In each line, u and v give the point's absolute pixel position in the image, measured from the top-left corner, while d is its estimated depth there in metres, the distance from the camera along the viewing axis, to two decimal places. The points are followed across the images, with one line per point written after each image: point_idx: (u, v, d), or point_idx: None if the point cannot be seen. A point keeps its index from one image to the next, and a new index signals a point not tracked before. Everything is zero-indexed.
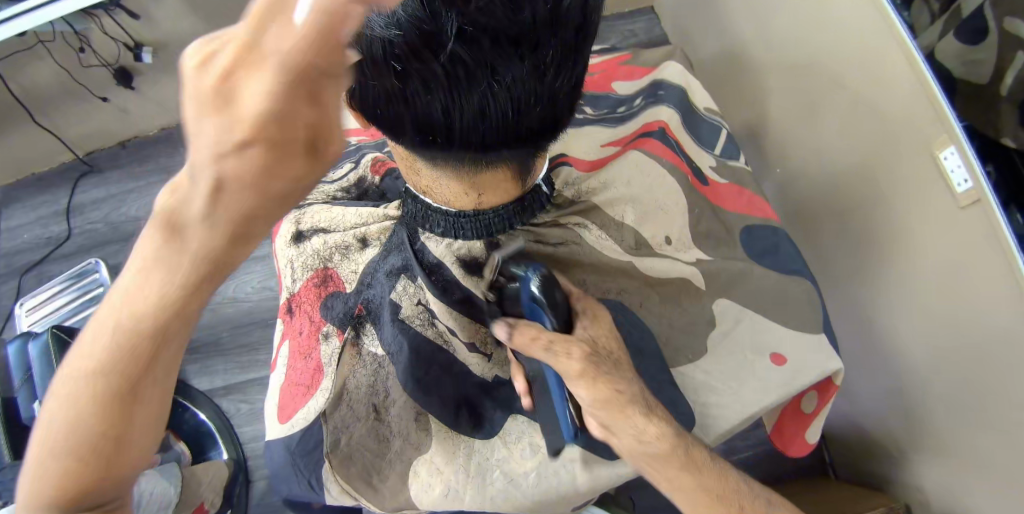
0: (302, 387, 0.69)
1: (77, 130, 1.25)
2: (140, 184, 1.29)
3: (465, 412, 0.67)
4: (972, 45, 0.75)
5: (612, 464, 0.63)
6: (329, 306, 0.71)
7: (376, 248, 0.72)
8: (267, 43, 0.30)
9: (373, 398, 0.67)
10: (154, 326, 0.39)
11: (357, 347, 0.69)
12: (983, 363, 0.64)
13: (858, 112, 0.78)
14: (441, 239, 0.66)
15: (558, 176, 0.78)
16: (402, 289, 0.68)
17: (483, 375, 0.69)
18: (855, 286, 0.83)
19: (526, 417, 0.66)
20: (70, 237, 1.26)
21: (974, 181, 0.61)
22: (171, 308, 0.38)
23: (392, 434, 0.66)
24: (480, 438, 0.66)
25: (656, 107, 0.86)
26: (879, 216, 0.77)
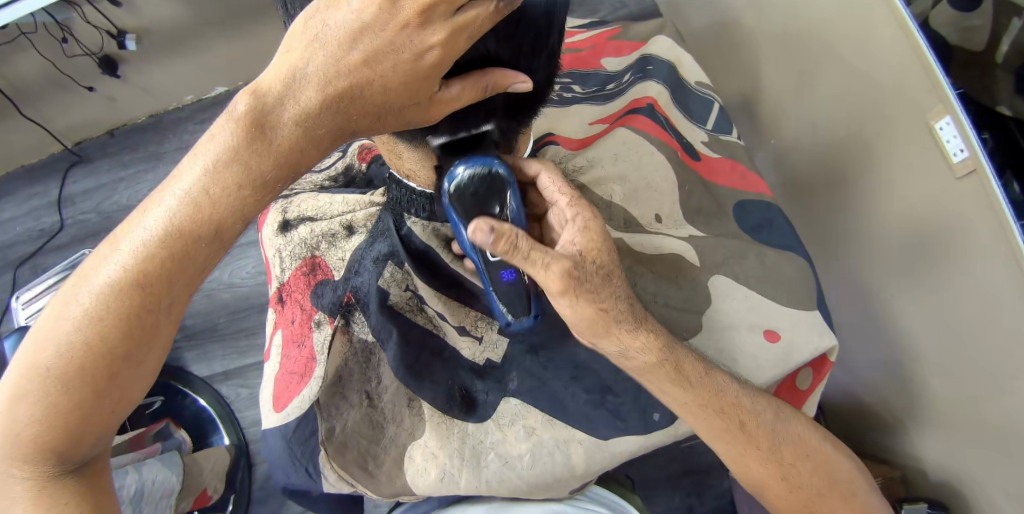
0: (295, 376, 0.67)
1: (64, 120, 1.24)
2: (129, 172, 1.27)
3: (457, 397, 0.67)
4: (965, 12, 0.75)
5: (606, 443, 0.63)
6: (318, 294, 0.70)
7: (362, 234, 0.72)
8: (399, 34, 0.41)
9: (366, 385, 0.68)
10: (152, 277, 0.46)
11: (348, 333, 0.68)
12: (978, 334, 0.64)
13: (852, 82, 0.77)
14: (427, 224, 0.69)
15: (546, 155, 0.82)
16: (390, 275, 0.68)
17: (474, 359, 0.69)
18: (848, 259, 0.84)
19: (520, 400, 0.66)
20: (62, 229, 1.25)
21: (970, 150, 0.60)
22: (169, 262, 0.46)
23: (385, 419, 0.66)
24: (474, 423, 0.66)
25: (644, 83, 0.84)
26: (871, 189, 0.77)
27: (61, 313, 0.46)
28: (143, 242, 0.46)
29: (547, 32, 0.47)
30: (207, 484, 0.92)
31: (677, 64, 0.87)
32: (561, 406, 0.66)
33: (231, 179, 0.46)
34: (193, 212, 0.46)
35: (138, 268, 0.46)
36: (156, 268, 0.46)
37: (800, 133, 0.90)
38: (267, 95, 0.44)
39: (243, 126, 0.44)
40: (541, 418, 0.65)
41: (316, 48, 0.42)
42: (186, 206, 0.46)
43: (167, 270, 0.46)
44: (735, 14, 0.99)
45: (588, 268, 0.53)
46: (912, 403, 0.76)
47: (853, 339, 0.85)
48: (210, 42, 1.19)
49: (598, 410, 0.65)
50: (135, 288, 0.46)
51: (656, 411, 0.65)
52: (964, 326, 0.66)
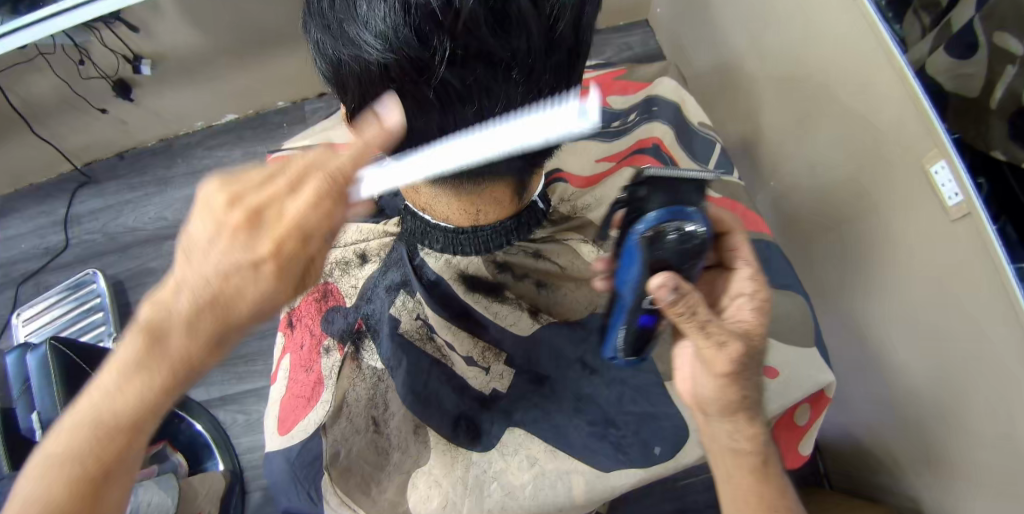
0: (301, 399, 0.70)
1: (76, 140, 1.26)
2: (136, 195, 1.30)
3: (462, 426, 0.67)
4: (962, 59, 0.77)
5: (607, 475, 0.64)
6: (329, 320, 0.73)
7: (374, 264, 0.74)
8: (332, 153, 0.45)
9: (372, 410, 0.68)
10: (192, 355, 0.43)
11: (357, 361, 0.70)
12: (979, 376, 0.64)
13: (852, 124, 0.79)
14: (440, 256, 0.69)
15: (555, 192, 0.83)
16: (401, 303, 0.70)
17: (482, 389, 0.68)
18: (852, 297, 0.84)
19: (525, 430, 0.66)
20: (66, 248, 1.27)
21: (963, 194, 0.62)
22: (207, 341, 0.44)
23: (390, 447, 0.67)
24: (478, 451, 0.66)
25: (650, 124, 0.88)
26: (871, 231, 0.78)
27: (94, 386, 0.43)
28: (176, 305, 0.43)
29: (569, 72, 0.47)
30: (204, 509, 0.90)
31: (682, 104, 0.90)
32: (564, 436, 0.66)
33: (229, 260, 0.44)
34: (222, 280, 0.43)
35: (183, 343, 0.43)
36: (195, 346, 0.43)
37: (807, 173, 0.92)
38: (207, 212, 0.45)
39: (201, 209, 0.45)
40: (545, 448, 0.65)
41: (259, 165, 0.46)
42: (215, 275, 0.43)
43: (208, 348, 0.44)
44: (743, 59, 1.04)
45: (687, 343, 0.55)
46: (914, 444, 0.76)
47: (858, 376, 0.86)
48: (224, 69, 1.22)
49: (601, 442, 0.65)
50: (178, 364, 0.43)
51: (657, 444, 0.65)
52: (961, 364, 0.67)
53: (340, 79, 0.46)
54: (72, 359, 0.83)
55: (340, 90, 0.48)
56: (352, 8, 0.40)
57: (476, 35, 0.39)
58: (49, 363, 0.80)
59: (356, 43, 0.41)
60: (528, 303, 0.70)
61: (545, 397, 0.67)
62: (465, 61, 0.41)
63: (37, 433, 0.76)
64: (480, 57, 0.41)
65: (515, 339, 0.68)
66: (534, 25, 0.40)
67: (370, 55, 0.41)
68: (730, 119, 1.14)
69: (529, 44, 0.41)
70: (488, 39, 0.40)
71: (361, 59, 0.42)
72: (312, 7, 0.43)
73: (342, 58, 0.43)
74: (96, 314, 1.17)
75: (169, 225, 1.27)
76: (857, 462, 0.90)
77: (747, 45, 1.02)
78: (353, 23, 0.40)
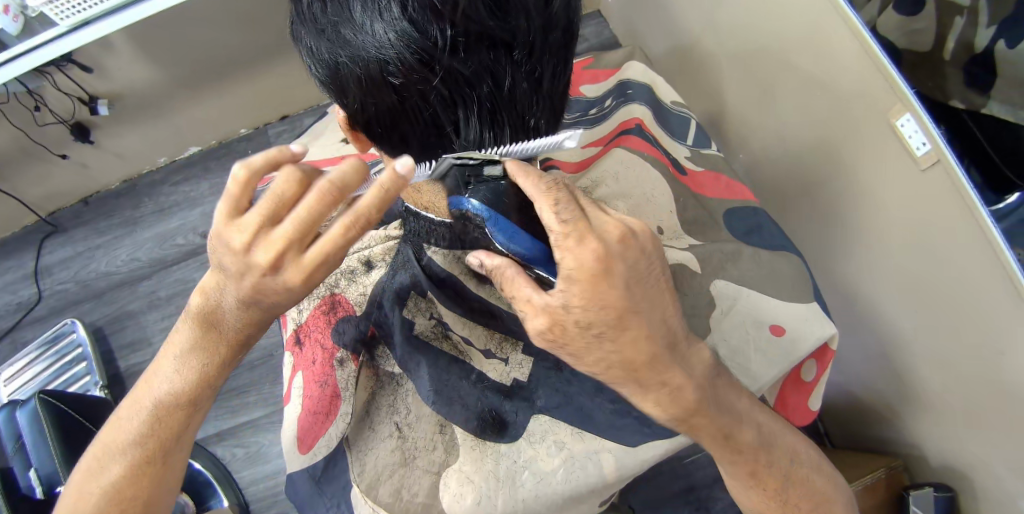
0: (319, 414, 0.70)
1: (37, 190, 1.22)
2: (106, 238, 1.27)
3: (488, 420, 0.66)
4: (912, 15, 0.82)
5: (636, 450, 0.63)
6: (339, 331, 0.72)
7: (381, 269, 0.74)
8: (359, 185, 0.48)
9: (393, 416, 0.69)
10: (202, 384, 0.54)
11: (374, 368, 0.71)
12: (964, 316, 0.67)
13: (814, 89, 0.81)
14: (447, 253, 0.66)
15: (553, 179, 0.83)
16: (414, 306, 0.69)
17: (502, 380, 0.67)
18: (836, 256, 0.87)
19: (550, 416, 0.66)
20: (40, 301, 1.23)
21: (930, 142, 0.64)
22: (210, 373, 0.54)
23: (417, 451, 0.66)
24: (507, 442, 0.65)
25: (627, 107, 0.88)
26: (846, 190, 0.81)
27: (135, 401, 0.55)
28: (178, 337, 0.53)
29: (564, 55, 0.47)
30: None
31: (653, 86, 0.91)
32: (587, 417, 0.65)
33: (254, 287, 0.47)
34: (211, 317, 0.51)
35: (186, 377, 0.54)
36: (204, 377, 0.54)
37: (778, 139, 0.94)
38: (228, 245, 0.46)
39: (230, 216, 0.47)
40: (570, 432, 0.65)
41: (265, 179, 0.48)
42: (202, 302, 0.51)
43: (210, 379, 0.55)
44: (701, 38, 1.06)
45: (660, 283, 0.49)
46: (913, 390, 0.79)
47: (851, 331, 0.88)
48: (184, 101, 1.19)
49: (626, 420, 0.65)
50: (188, 394, 0.54)
51: None
52: (942, 304, 0.69)
53: (339, 85, 0.45)
54: (64, 409, 0.82)
55: (338, 97, 0.47)
56: (348, 11, 0.40)
57: (475, 18, 0.40)
58: (40, 416, 0.79)
59: (355, 43, 0.41)
60: None
61: (567, 380, 0.66)
62: (467, 47, 0.41)
63: (37, 488, 0.74)
64: (480, 41, 0.41)
65: (532, 328, 0.68)
66: (530, 2, 0.41)
67: (368, 53, 0.41)
68: (695, 97, 1.16)
69: (526, 23, 0.42)
70: (488, 22, 0.41)
71: (361, 59, 0.42)
72: (303, 15, 0.43)
73: (340, 60, 0.43)
74: (79, 365, 1.14)
75: (144, 266, 1.24)
76: (857, 415, 0.93)
77: (702, 23, 1.04)
78: (349, 24, 0.41)
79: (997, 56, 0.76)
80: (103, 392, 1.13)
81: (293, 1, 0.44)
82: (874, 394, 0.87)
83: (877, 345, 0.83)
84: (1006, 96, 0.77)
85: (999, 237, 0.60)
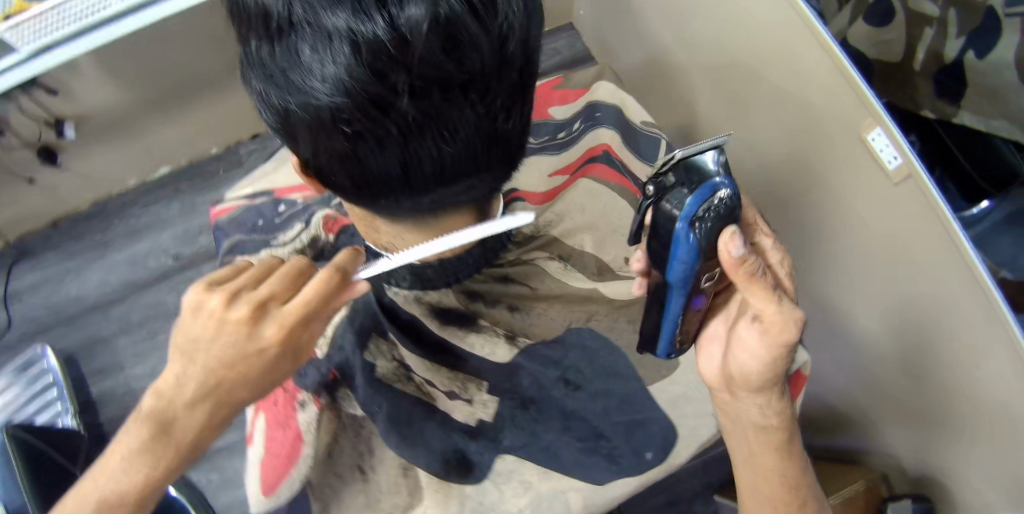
0: (280, 458, 0.69)
1: (4, 215, 1.19)
2: (77, 262, 1.24)
3: (452, 460, 0.68)
4: (880, 26, 0.84)
5: (603, 487, 0.68)
6: (301, 374, 0.71)
7: (339, 309, 0.73)
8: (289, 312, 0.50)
9: (357, 459, 0.69)
10: (184, 424, 0.52)
11: (336, 410, 0.70)
12: (938, 329, 0.67)
13: (787, 103, 0.82)
14: (408, 294, 0.71)
15: (516, 214, 0.82)
16: (375, 347, 0.71)
17: (467, 420, 0.69)
18: (813, 268, 0.88)
19: (515, 456, 0.68)
20: (9, 327, 1.20)
21: (902, 156, 0.64)
22: (227, 380, 0.51)
23: (381, 494, 0.67)
24: (472, 484, 0.67)
25: (595, 131, 0.89)
26: (820, 203, 0.82)
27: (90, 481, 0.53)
28: (127, 441, 0.52)
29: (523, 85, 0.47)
30: None
31: (624, 107, 0.91)
32: (553, 456, 0.68)
33: (229, 346, 0.49)
34: (195, 349, 0.50)
35: (173, 415, 0.51)
36: (184, 416, 0.51)
37: (750, 152, 0.96)
38: (196, 322, 0.49)
39: (207, 318, 0.48)
40: (537, 471, 0.68)
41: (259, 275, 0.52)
42: (187, 340, 0.50)
43: (223, 390, 0.51)
44: (673, 55, 1.08)
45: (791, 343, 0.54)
46: (889, 401, 0.79)
47: (830, 342, 0.89)
48: (156, 122, 1.18)
49: (592, 457, 0.69)
50: (170, 433, 0.52)
51: (647, 450, 0.69)
52: (919, 316, 0.70)
53: (290, 127, 0.44)
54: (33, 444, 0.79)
55: (290, 138, 0.46)
56: (295, 57, 0.39)
57: (431, 63, 0.39)
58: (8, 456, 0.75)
59: (304, 89, 0.40)
60: (501, 329, 0.73)
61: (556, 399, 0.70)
62: (422, 89, 0.40)
63: None
64: (435, 83, 0.40)
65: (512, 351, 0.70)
66: (484, 45, 0.40)
67: (318, 98, 0.40)
68: (667, 112, 1.19)
69: (482, 63, 0.41)
70: (443, 65, 0.39)
71: (311, 104, 0.41)
72: (251, 57, 0.42)
73: (290, 105, 0.42)
74: (50, 391, 1.10)
75: (117, 289, 1.22)
76: (834, 424, 0.94)
77: (673, 41, 1.06)
78: (297, 71, 0.39)
79: (968, 66, 0.77)
80: (75, 420, 1.09)
81: (242, 43, 0.42)
82: (853, 405, 0.88)
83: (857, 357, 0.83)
84: (975, 105, 0.79)
85: (972, 252, 0.60)
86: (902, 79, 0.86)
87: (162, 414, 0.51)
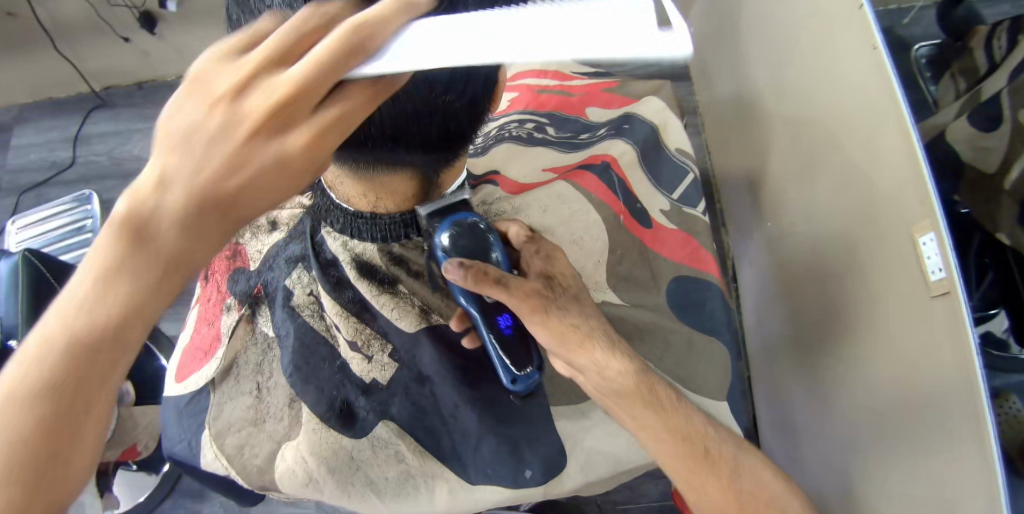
0: (199, 352, 0.69)
1: (97, 64, 1.27)
2: (147, 125, 1.32)
3: (337, 409, 0.65)
4: (986, 131, 0.78)
5: (473, 488, 0.66)
6: (234, 280, 0.71)
7: (282, 232, 0.73)
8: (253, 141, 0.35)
9: (257, 377, 0.67)
10: (64, 374, 0.35)
11: (252, 324, 0.69)
12: (927, 461, 0.62)
13: (855, 179, 0.75)
14: (338, 237, 0.67)
15: (479, 193, 0.81)
16: (297, 277, 0.68)
17: (362, 376, 0.66)
18: (832, 354, 0.83)
19: (396, 425, 0.66)
20: (71, 165, 1.29)
21: (946, 271, 0.58)
22: (143, 285, 0.37)
23: (269, 415, 0.65)
24: (348, 437, 0.65)
25: (612, 142, 0.87)
26: (856, 290, 0.77)
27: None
28: None
29: (465, 77, 0.46)
30: (138, 441, 0.92)
31: (660, 127, 0.91)
32: (435, 438, 0.67)
33: (131, 277, 0.36)
34: (110, 280, 0.36)
35: (34, 370, 0.35)
36: (60, 360, 0.35)
37: (806, 217, 0.90)
38: (103, 243, 0.36)
39: (124, 243, 0.36)
40: (414, 448, 0.66)
41: (174, 153, 0.35)
42: (77, 304, 0.36)
43: (137, 298, 0.37)
44: (761, 97, 1.03)
45: (558, 288, 0.59)
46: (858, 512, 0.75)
47: (828, 436, 0.84)
48: None
49: (473, 453, 0.67)
50: (34, 389, 0.35)
51: (528, 468, 0.67)
52: (915, 439, 0.64)
53: None
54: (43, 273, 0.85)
55: None
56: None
57: None
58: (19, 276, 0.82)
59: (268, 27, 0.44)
60: (418, 303, 0.69)
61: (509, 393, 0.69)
62: None
63: None
64: None
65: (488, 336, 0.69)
66: None
67: None
68: (740, 153, 1.14)
69: None
70: None
71: None
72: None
73: None
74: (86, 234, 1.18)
75: None
76: None
77: (765, 82, 1.01)
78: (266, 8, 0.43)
79: None
80: None
81: None
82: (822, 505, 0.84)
83: (849, 460, 0.78)
84: None
85: (984, 391, 0.54)
86: (986, 194, 0.79)
87: (17, 372, 0.35)
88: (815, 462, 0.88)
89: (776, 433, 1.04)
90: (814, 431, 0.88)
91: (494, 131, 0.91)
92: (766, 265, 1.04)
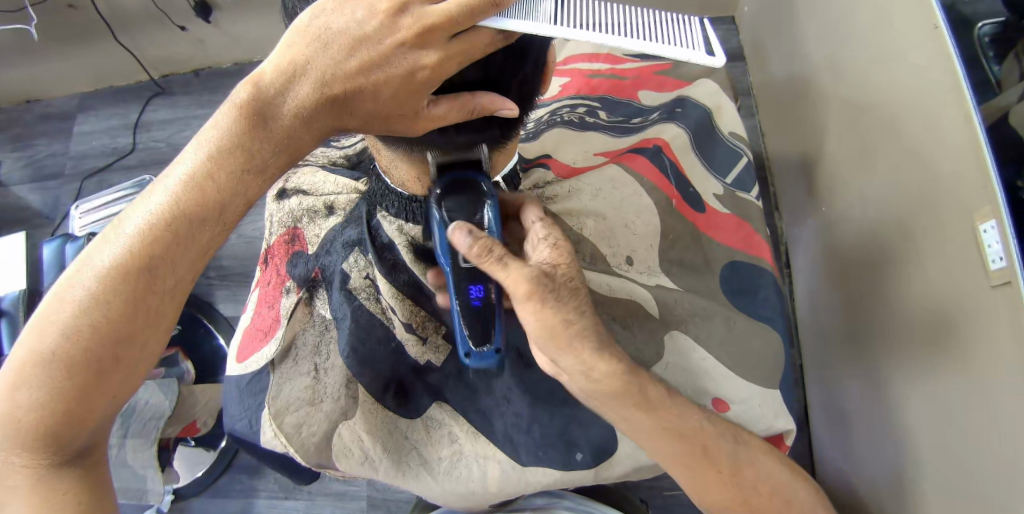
0: (259, 333, 0.70)
1: (156, 52, 1.32)
2: (204, 111, 1.37)
3: (392, 389, 0.69)
4: None
5: (524, 470, 0.67)
6: (292, 264, 0.72)
7: (339, 216, 0.73)
8: (394, 50, 0.43)
9: (316, 359, 0.68)
10: (152, 244, 0.47)
11: (310, 306, 0.70)
12: (983, 457, 0.60)
13: (911, 162, 0.72)
14: (394, 221, 0.69)
15: (529, 177, 0.81)
16: (354, 261, 0.69)
17: (418, 357, 0.69)
18: (884, 345, 0.80)
19: (450, 406, 0.70)
20: (132, 151, 1.36)
21: (1007, 260, 0.56)
22: (224, 177, 0.48)
23: (325, 395, 0.65)
24: (404, 417, 0.69)
25: (665, 125, 0.85)
26: (910, 274, 0.74)
27: (39, 328, 0.45)
28: (67, 302, 0.45)
29: (519, 54, 0.48)
30: (198, 418, 0.98)
31: (716, 111, 0.88)
32: (488, 422, 0.69)
33: (228, 166, 0.48)
34: (221, 156, 0.48)
35: (133, 236, 0.47)
36: (153, 232, 0.47)
37: (860, 202, 0.87)
38: (227, 119, 0.47)
39: (245, 114, 0.47)
40: (467, 429, 0.69)
41: (309, 45, 0.44)
42: (183, 186, 0.48)
43: (213, 189, 0.48)
44: (818, 76, 0.98)
45: (558, 279, 0.55)
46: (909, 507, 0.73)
47: (878, 430, 0.82)
48: None
49: (523, 436, 0.68)
50: (133, 251, 0.46)
51: (578, 450, 0.67)
52: (970, 434, 0.62)
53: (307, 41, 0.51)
54: None
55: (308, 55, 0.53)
56: None
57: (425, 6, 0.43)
58: None
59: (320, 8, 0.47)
60: None
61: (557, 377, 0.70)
62: None
63: None
64: None
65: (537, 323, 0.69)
66: None
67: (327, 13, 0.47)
68: (795, 135, 1.10)
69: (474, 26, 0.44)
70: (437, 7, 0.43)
71: None
72: None
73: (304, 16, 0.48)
74: None
75: None
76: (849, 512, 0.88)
77: (822, 60, 0.96)
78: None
79: None
80: None
81: None
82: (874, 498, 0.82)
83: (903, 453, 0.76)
84: None
85: None
86: None
87: (125, 244, 0.47)
88: (866, 455, 0.85)
89: (825, 429, 1.01)
90: (865, 423, 0.86)
91: (544, 115, 0.91)
92: (820, 251, 1.01)
